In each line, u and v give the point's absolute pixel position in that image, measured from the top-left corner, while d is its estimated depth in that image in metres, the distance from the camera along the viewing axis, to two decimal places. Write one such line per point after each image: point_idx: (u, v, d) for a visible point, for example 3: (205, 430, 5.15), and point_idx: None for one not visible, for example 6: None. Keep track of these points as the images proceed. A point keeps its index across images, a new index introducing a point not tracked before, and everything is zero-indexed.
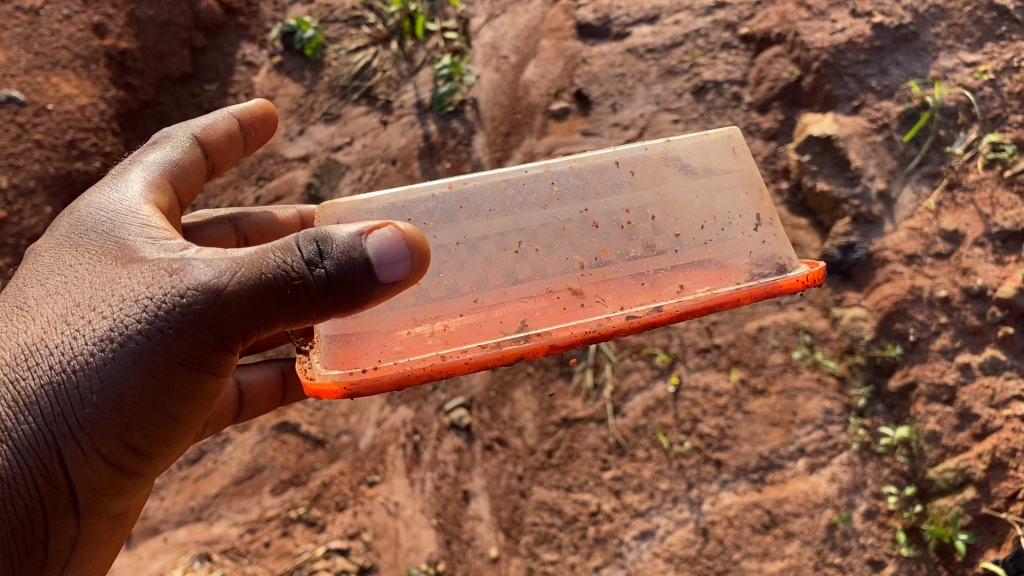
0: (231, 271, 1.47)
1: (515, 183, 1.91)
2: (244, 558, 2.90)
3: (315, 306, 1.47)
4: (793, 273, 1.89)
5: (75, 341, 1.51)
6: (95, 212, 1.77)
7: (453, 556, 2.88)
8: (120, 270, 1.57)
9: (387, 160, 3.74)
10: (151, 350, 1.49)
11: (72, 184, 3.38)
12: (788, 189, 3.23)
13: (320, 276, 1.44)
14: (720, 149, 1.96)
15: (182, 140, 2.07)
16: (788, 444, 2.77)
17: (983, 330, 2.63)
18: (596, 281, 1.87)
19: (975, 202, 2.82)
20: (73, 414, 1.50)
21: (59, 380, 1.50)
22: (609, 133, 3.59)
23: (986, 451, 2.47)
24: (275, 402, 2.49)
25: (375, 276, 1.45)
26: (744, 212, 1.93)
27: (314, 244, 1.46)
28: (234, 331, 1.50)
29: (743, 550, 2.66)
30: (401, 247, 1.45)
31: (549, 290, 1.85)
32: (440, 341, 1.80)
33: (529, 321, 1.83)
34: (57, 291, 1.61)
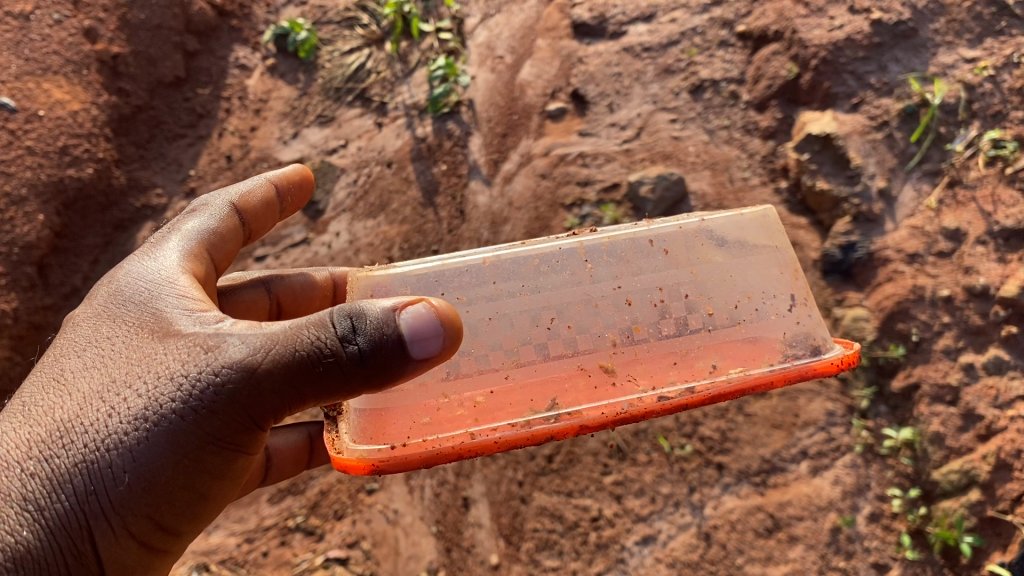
0: (265, 348, 1.39)
1: (548, 260, 1.83)
2: (242, 568, 2.86)
3: (348, 385, 1.38)
4: (827, 355, 1.78)
5: (109, 420, 1.43)
6: (132, 281, 1.68)
7: (453, 564, 2.84)
8: (156, 345, 1.49)
9: (382, 163, 3.70)
10: (184, 429, 1.42)
11: (64, 191, 3.36)
12: (787, 188, 3.20)
13: (354, 353, 1.36)
14: (754, 229, 1.86)
15: (221, 208, 1.99)
16: (790, 447, 2.74)
17: (986, 329, 2.60)
18: (629, 359, 1.74)
19: (977, 199, 2.80)
20: (105, 493, 1.41)
21: (93, 459, 1.41)
22: (606, 133, 3.54)
23: (990, 452, 2.44)
24: (301, 466, 2.36)
25: (408, 353, 1.37)
26: (778, 291, 1.81)
27: (347, 319, 1.37)
28: (266, 409, 1.43)
29: (746, 555, 2.63)
30: (434, 324, 1.37)
31: (581, 368, 1.73)
32: (469, 411, 1.70)
33: (560, 399, 1.70)
34: (93, 363, 1.52)
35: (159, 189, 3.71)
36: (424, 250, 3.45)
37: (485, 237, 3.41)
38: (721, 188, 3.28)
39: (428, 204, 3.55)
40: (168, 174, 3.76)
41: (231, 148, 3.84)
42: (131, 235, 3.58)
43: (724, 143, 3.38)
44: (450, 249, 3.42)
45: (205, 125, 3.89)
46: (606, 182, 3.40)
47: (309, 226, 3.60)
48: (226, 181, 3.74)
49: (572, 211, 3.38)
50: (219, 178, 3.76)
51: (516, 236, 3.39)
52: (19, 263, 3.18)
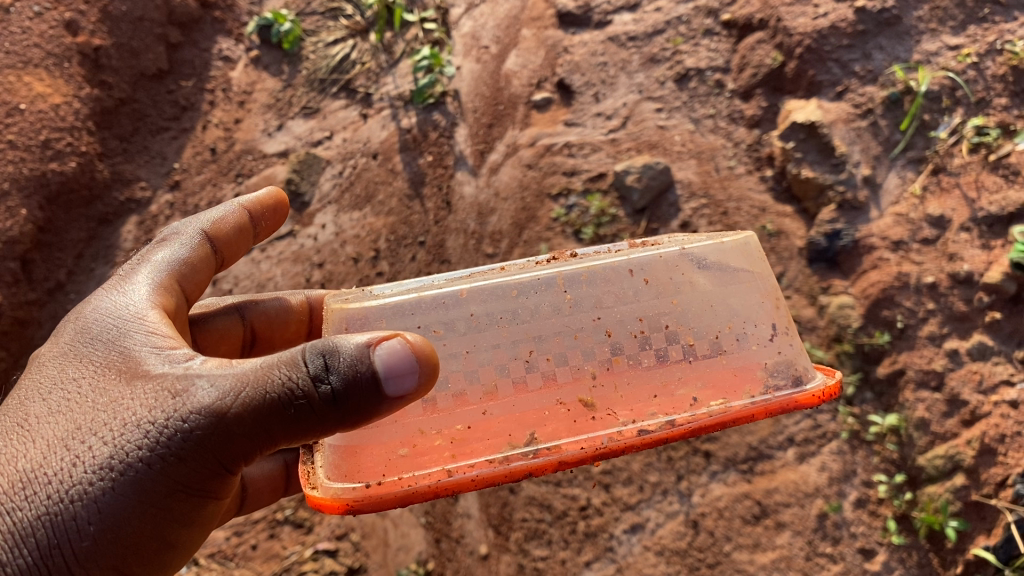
0: (235, 391, 1.35)
1: (527, 289, 1.71)
2: (231, 562, 2.86)
3: (321, 426, 1.35)
4: (809, 386, 1.68)
5: (74, 469, 1.37)
6: (101, 318, 1.64)
7: (442, 555, 2.83)
8: (124, 388, 1.44)
9: (368, 154, 3.68)
10: (151, 478, 1.37)
11: (47, 184, 3.34)
12: (772, 176, 3.19)
13: (326, 394, 1.32)
14: (736, 256, 1.73)
15: (192, 237, 1.98)
16: (776, 434, 2.75)
17: (970, 316, 2.62)
18: (608, 392, 1.64)
19: (961, 186, 2.82)
20: (69, 546, 1.35)
21: (58, 511, 1.35)
22: (592, 123, 3.53)
23: (975, 438, 2.46)
24: (277, 494, 2.32)
25: (382, 390, 1.33)
26: (760, 321, 1.70)
27: (320, 358, 1.33)
28: (236, 453, 1.39)
29: (734, 542, 2.64)
30: (410, 361, 1.33)
31: (560, 402, 1.63)
32: (446, 443, 1.60)
33: (539, 432, 1.61)
34: (58, 409, 1.47)
35: (143, 182, 3.68)
36: (411, 241, 3.43)
37: (471, 228, 3.40)
38: (707, 177, 3.27)
39: (415, 195, 3.53)
40: (153, 167, 3.74)
41: (215, 140, 3.82)
42: (115, 230, 3.59)
43: (709, 132, 3.37)
44: (437, 241, 3.40)
45: (189, 117, 3.87)
46: (593, 172, 3.38)
47: (295, 218, 3.58)
48: (212, 173, 3.72)
49: (558, 202, 3.36)
50: (204, 171, 3.74)
51: (503, 227, 3.38)
52: (3, 258, 3.17)
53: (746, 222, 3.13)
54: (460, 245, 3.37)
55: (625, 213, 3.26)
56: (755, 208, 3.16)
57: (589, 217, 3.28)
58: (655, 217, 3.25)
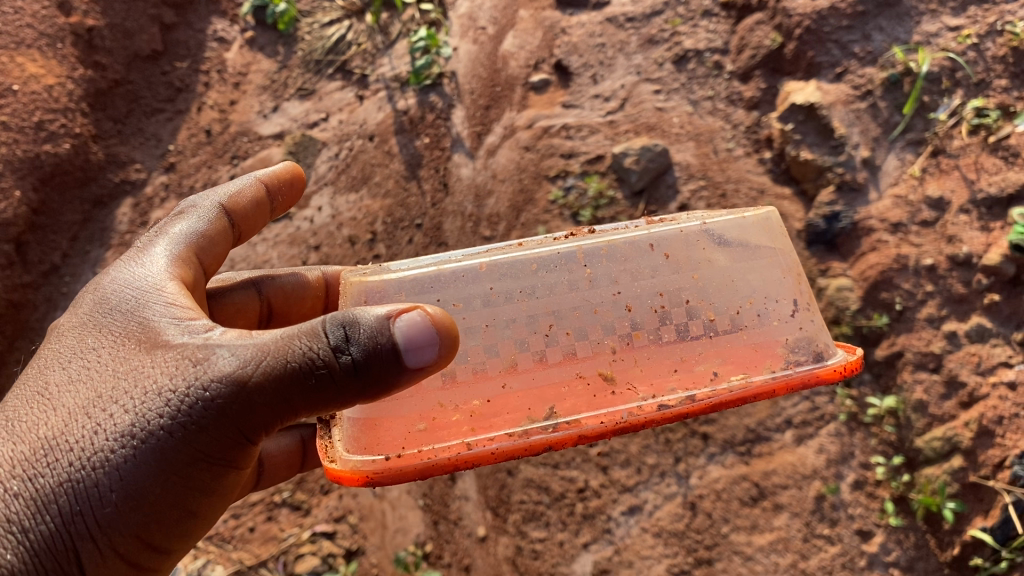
0: (256, 360, 1.33)
1: (546, 263, 1.69)
2: (228, 544, 2.83)
3: (342, 397, 1.33)
4: (830, 361, 1.67)
5: (95, 437, 1.37)
6: (119, 289, 1.62)
7: (440, 536, 2.83)
8: (144, 358, 1.43)
9: (364, 136, 3.66)
10: (171, 446, 1.36)
11: (41, 166, 3.32)
12: (771, 159, 3.18)
13: (347, 364, 1.31)
14: (756, 232, 1.72)
15: (209, 210, 1.94)
16: (774, 416, 2.75)
17: (969, 298, 2.62)
18: (627, 367, 1.64)
19: (960, 167, 2.80)
20: (91, 513, 1.35)
21: (80, 478, 1.35)
22: (590, 104, 3.51)
23: (973, 419, 2.46)
24: (294, 470, 2.29)
25: (403, 362, 1.32)
26: (780, 297, 1.69)
27: (341, 329, 1.32)
28: (256, 423, 1.37)
29: (731, 524, 2.64)
30: (430, 332, 1.32)
31: (579, 375, 1.62)
32: (466, 418, 1.59)
33: (558, 407, 1.60)
34: (78, 377, 1.46)
35: (138, 164, 3.66)
36: (408, 224, 3.41)
37: (468, 210, 3.38)
38: (706, 159, 3.25)
39: (412, 177, 3.51)
40: (147, 149, 3.71)
41: (210, 122, 3.79)
42: (110, 212, 3.56)
43: (708, 114, 3.35)
44: (434, 223, 3.38)
45: (183, 99, 3.84)
46: (590, 154, 3.37)
47: None
48: (207, 156, 3.69)
49: (556, 184, 3.34)
50: (199, 153, 3.71)
51: (500, 210, 3.36)
52: None
53: (745, 204, 3.12)
54: (458, 228, 3.35)
55: (623, 195, 3.24)
56: (754, 189, 3.14)
57: (587, 199, 3.26)
58: (653, 199, 3.23)
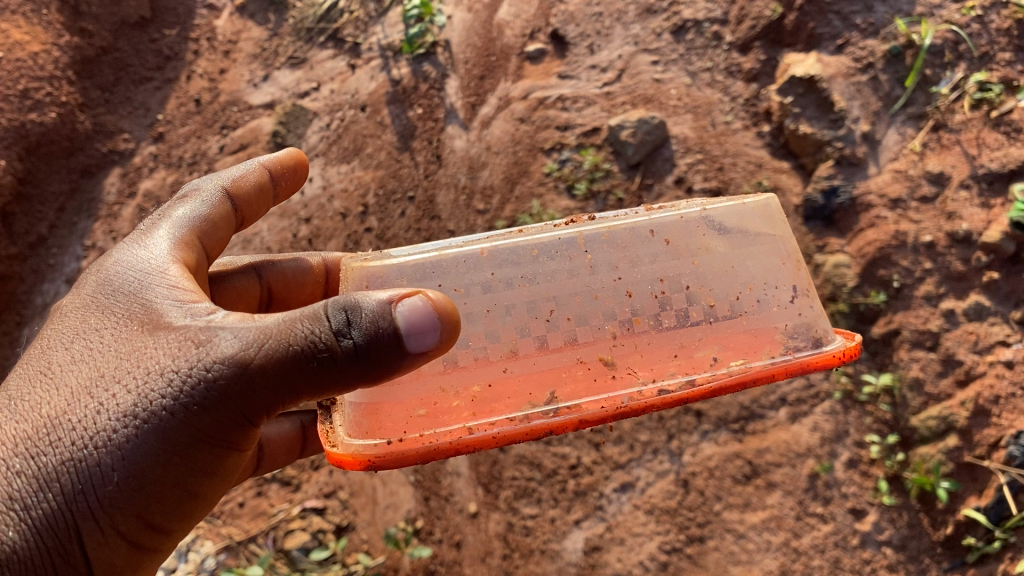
0: (257, 342, 1.29)
1: (547, 248, 1.64)
2: (217, 520, 2.80)
3: (342, 383, 1.29)
4: (829, 347, 1.65)
5: (98, 416, 1.33)
6: (123, 271, 1.58)
7: (431, 513, 2.81)
8: (147, 339, 1.39)
9: (356, 106, 3.59)
10: (174, 427, 1.33)
11: (26, 135, 3.30)
12: (770, 132, 3.12)
13: (348, 349, 1.26)
14: (756, 219, 1.67)
15: (211, 193, 1.89)
16: (769, 394, 2.72)
17: (968, 276, 2.59)
18: (628, 352, 1.60)
19: (962, 143, 2.76)
20: (93, 492, 1.32)
21: (82, 457, 1.32)
22: (586, 75, 3.44)
23: (969, 399, 2.44)
24: (293, 456, 2.26)
25: (403, 348, 1.27)
26: (780, 283, 1.65)
27: (342, 313, 1.27)
28: (258, 406, 1.33)
29: (724, 501, 2.63)
30: (432, 317, 1.28)
31: (580, 361, 1.59)
32: (466, 403, 1.56)
33: (559, 392, 1.57)
34: (81, 356, 1.42)
35: (126, 134, 3.60)
36: (400, 196, 3.35)
37: (462, 182, 3.32)
38: (703, 132, 3.20)
39: (404, 149, 3.46)
40: (136, 119, 3.65)
41: (200, 91, 3.72)
42: (97, 182, 3.52)
43: (706, 86, 3.29)
44: (426, 196, 3.33)
45: (172, 67, 3.77)
46: (587, 126, 3.31)
47: None
48: (196, 125, 3.63)
49: (552, 156, 3.29)
50: (188, 123, 3.65)
51: (494, 182, 3.31)
52: None
53: (742, 177, 3.07)
54: (451, 201, 3.30)
55: (619, 168, 3.20)
56: (752, 163, 3.09)
57: (583, 172, 3.21)
58: (650, 172, 3.18)
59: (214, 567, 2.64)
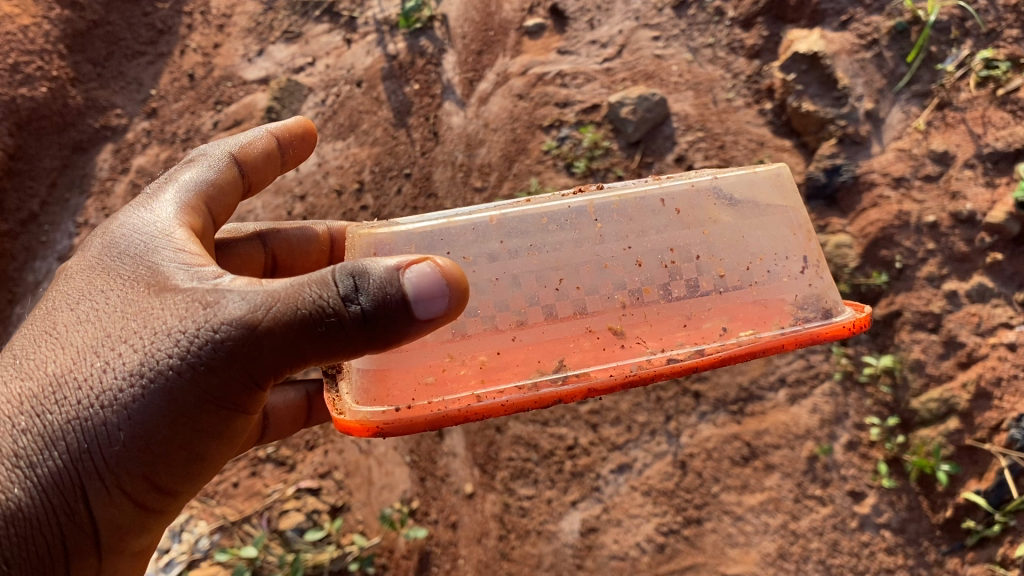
0: (265, 305, 1.25)
1: (557, 217, 1.60)
2: (211, 500, 2.78)
3: (351, 346, 1.26)
4: (839, 318, 1.59)
5: (104, 375, 1.30)
6: (128, 234, 1.54)
7: (427, 493, 2.79)
8: (154, 300, 1.35)
9: (351, 82, 3.54)
10: (181, 388, 1.29)
11: (17, 110, 3.28)
12: (772, 110, 3.07)
13: (356, 314, 1.23)
14: (767, 188, 1.62)
15: (218, 159, 1.84)
16: (768, 374, 2.69)
17: (971, 256, 2.55)
18: (637, 321, 1.56)
19: (967, 121, 2.72)
20: (99, 452, 1.30)
21: (88, 416, 1.29)
22: (586, 51, 3.39)
23: (971, 380, 2.42)
24: (298, 425, 2.22)
25: (411, 314, 1.24)
26: (790, 253, 1.60)
27: (350, 278, 1.24)
28: (266, 369, 1.29)
29: (722, 483, 2.60)
30: (440, 284, 1.24)
31: (589, 330, 1.55)
32: (473, 371, 1.54)
33: (567, 361, 1.54)
34: (86, 316, 1.39)
35: (119, 109, 3.55)
36: (396, 173, 3.31)
37: (459, 160, 3.28)
38: (704, 109, 3.15)
39: (400, 125, 3.41)
40: (129, 94, 3.59)
41: (194, 66, 3.66)
42: (90, 159, 3.48)
43: (708, 62, 3.24)
44: (423, 173, 3.28)
45: (166, 42, 3.71)
46: (586, 103, 3.26)
47: None
48: (190, 101, 3.58)
49: (550, 133, 3.24)
50: (182, 99, 3.59)
51: (492, 160, 3.26)
52: None
53: (744, 156, 3.02)
54: (448, 178, 3.26)
55: (619, 146, 3.14)
56: (754, 141, 3.05)
57: (581, 149, 3.16)
58: (650, 150, 3.13)
59: (207, 547, 2.62)
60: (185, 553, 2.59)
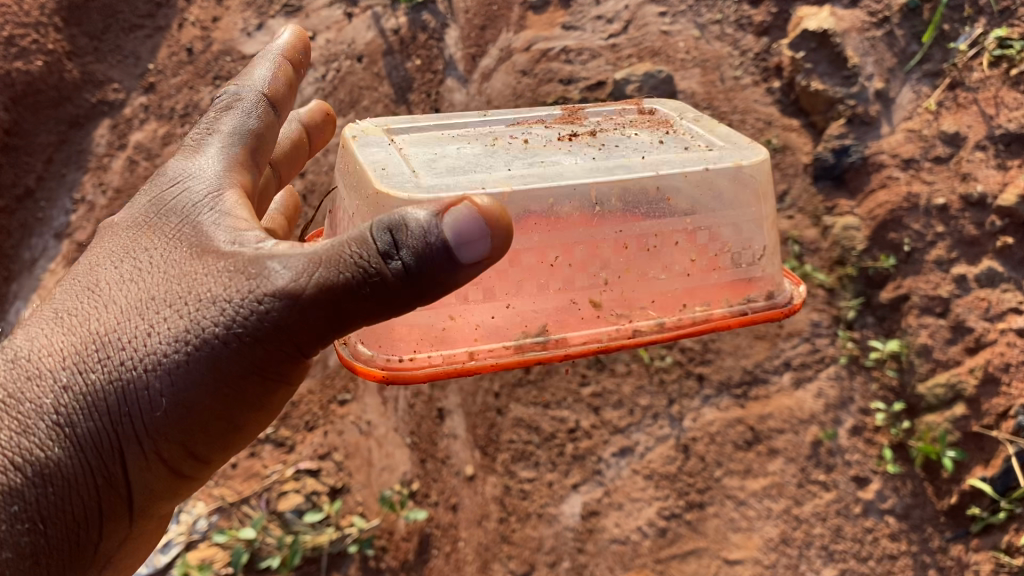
0: (313, 272, 1.19)
1: (563, 192, 1.47)
2: (209, 481, 2.73)
3: (398, 306, 1.19)
4: (778, 301, 1.63)
5: (148, 338, 1.28)
6: (178, 194, 1.50)
7: (427, 475, 2.77)
8: (201, 263, 1.31)
9: (351, 57, 3.46)
10: (225, 357, 1.26)
11: (12, 85, 3.25)
12: (780, 89, 3.04)
13: (399, 270, 1.15)
14: (749, 180, 1.58)
15: (254, 102, 1.76)
16: (772, 358, 2.67)
17: (981, 240, 2.51)
18: (616, 295, 1.53)
19: (979, 102, 2.66)
20: (139, 417, 1.28)
21: (129, 379, 1.27)
22: (591, 26, 3.34)
23: (978, 366, 2.39)
24: None
25: (453, 260, 1.15)
26: (756, 242, 1.60)
27: (389, 233, 1.16)
28: (312, 338, 1.24)
29: (725, 467, 2.57)
30: (479, 223, 1.14)
31: (572, 300, 1.51)
32: (464, 329, 1.47)
33: (548, 325, 1.51)
34: (131, 275, 1.36)
35: (116, 84, 3.49)
36: None
37: None
38: (711, 87, 3.10)
39: (400, 101, 3.35)
40: (126, 68, 3.53)
41: (192, 40, 3.59)
42: (86, 133, 3.43)
43: (716, 39, 3.18)
44: None
45: (163, 15, 3.63)
46: (591, 80, 3.21)
47: None
48: (188, 75, 3.52)
49: None
50: (179, 73, 3.53)
51: None
52: None
53: (751, 135, 2.98)
54: None
55: None
56: (761, 121, 3.00)
57: None
58: None
59: (206, 528, 2.62)
60: (182, 534, 2.60)
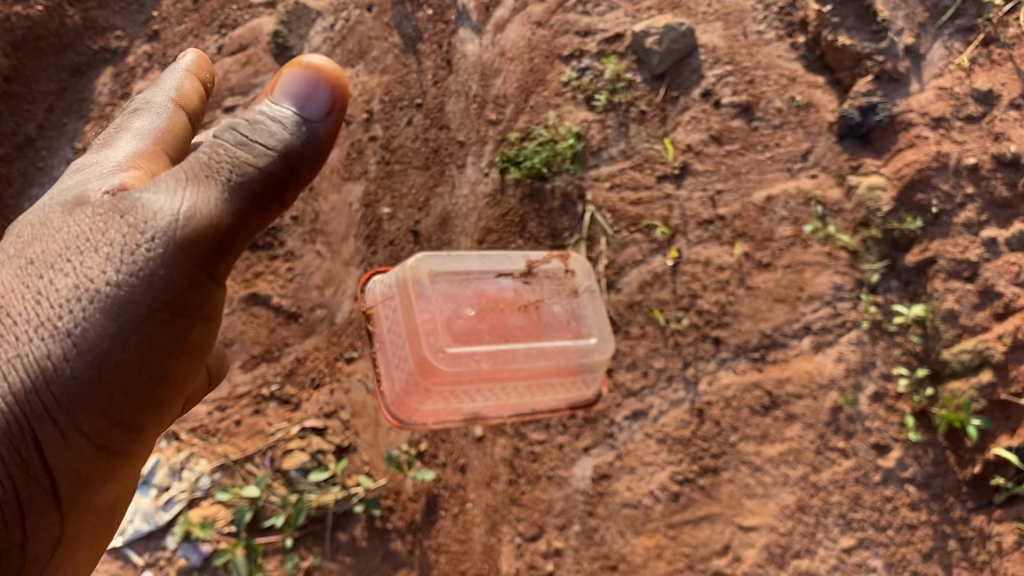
0: (190, 187, 1.29)
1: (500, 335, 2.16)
2: (213, 438, 2.68)
3: (279, 181, 1.36)
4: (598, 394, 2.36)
5: (41, 306, 1.23)
6: (63, 177, 1.48)
7: (436, 435, 2.66)
8: (83, 219, 1.31)
9: (362, 6, 3.23)
10: (128, 303, 1.24)
11: (11, 30, 3.17)
12: (805, 44, 2.92)
13: (265, 152, 1.34)
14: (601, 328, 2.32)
15: (161, 105, 1.62)
16: (793, 322, 2.58)
17: (1012, 203, 2.46)
18: (517, 397, 2.23)
19: (1014, 59, 2.63)
20: (47, 388, 1.22)
21: (31, 351, 1.22)
22: None
23: (1007, 332, 2.32)
24: None
25: (304, 115, 1.39)
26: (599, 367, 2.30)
27: (235, 129, 1.35)
28: (207, 254, 1.30)
29: (740, 433, 2.51)
30: (311, 77, 1.39)
31: (495, 400, 2.21)
32: (432, 407, 2.18)
33: (480, 410, 2.20)
34: (15, 253, 1.32)
35: (119, 31, 3.39)
36: (406, 103, 3.08)
37: (473, 90, 3.10)
38: (734, 41, 2.97)
39: (410, 52, 3.17)
40: (129, 15, 3.42)
41: None
42: (88, 82, 3.33)
43: None
44: (436, 104, 3.08)
45: None
46: (609, 32, 3.09)
47: None
48: (192, 23, 3.40)
49: (570, 64, 3.09)
50: (184, 22, 3.41)
51: (507, 91, 3.09)
52: None
53: (773, 92, 2.87)
54: (461, 109, 3.09)
55: (642, 79, 2.99)
56: (785, 77, 2.89)
57: (603, 81, 3.00)
58: (675, 84, 2.97)
59: (208, 486, 2.57)
60: (184, 492, 2.55)
